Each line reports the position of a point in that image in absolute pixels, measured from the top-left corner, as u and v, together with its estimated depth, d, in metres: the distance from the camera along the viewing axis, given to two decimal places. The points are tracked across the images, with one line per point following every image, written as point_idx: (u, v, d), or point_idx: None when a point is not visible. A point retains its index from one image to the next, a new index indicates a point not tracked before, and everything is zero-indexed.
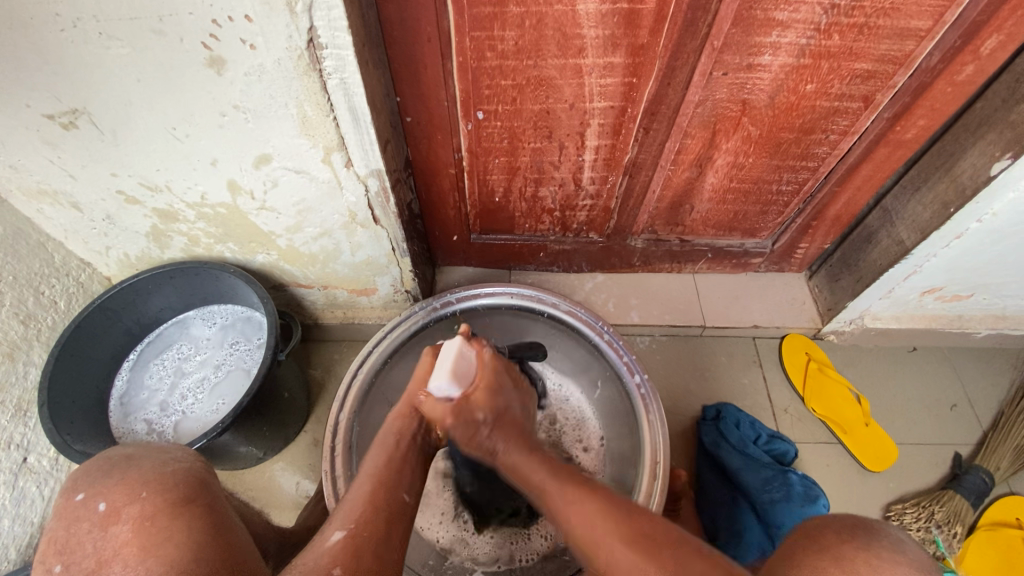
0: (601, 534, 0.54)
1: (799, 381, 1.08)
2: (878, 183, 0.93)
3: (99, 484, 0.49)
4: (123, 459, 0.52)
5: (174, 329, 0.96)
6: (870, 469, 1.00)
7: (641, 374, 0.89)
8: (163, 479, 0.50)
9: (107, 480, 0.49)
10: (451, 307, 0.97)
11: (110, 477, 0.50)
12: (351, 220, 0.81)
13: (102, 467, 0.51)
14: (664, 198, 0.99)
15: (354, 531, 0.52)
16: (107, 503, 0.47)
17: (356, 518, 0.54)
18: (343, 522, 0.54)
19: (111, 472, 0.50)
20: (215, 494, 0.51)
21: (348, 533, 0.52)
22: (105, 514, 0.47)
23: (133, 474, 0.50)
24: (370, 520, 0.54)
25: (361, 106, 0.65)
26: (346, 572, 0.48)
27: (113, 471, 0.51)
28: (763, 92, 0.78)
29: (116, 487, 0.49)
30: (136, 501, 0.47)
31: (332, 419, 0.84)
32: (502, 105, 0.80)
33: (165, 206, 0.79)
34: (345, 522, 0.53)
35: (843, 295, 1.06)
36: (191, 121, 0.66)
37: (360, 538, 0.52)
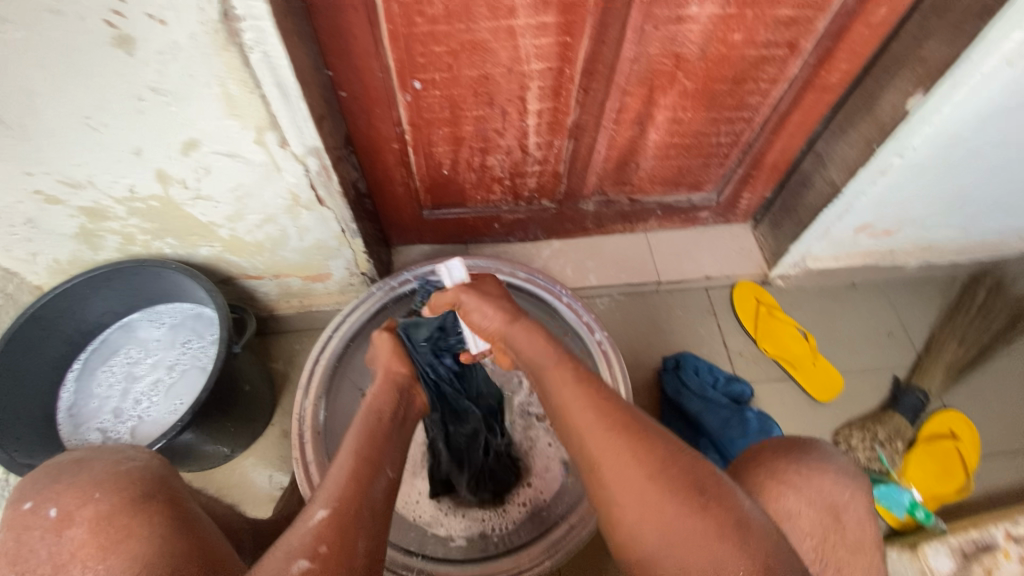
0: (616, 468, 0.52)
1: (750, 325, 1.13)
2: (809, 129, 0.97)
3: (45, 490, 0.52)
4: (71, 464, 0.54)
5: (120, 334, 0.92)
6: (819, 399, 1.07)
7: (601, 331, 0.93)
8: (117, 479, 0.52)
9: (58, 485, 0.52)
10: (409, 285, 0.96)
11: (61, 481, 0.52)
12: (294, 202, 0.79)
13: (51, 474, 0.54)
14: (610, 158, 1.00)
15: (337, 508, 0.50)
16: (56, 509, 0.50)
17: (340, 495, 0.52)
18: (324, 498, 0.51)
19: (57, 477, 0.53)
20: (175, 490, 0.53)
21: (332, 511, 0.50)
22: (57, 518, 0.50)
23: (85, 476, 0.53)
24: (352, 495, 0.52)
25: (289, 80, 0.63)
26: (332, 548, 0.47)
27: (60, 475, 0.53)
28: (694, 44, 0.79)
29: (66, 491, 0.51)
30: (88, 502, 0.50)
31: (298, 408, 0.83)
32: (439, 72, 0.78)
33: (91, 203, 0.74)
34: (324, 497, 0.51)
35: (785, 240, 1.11)
36: (107, 108, 0.62)
37: (343, 515, 0.50)
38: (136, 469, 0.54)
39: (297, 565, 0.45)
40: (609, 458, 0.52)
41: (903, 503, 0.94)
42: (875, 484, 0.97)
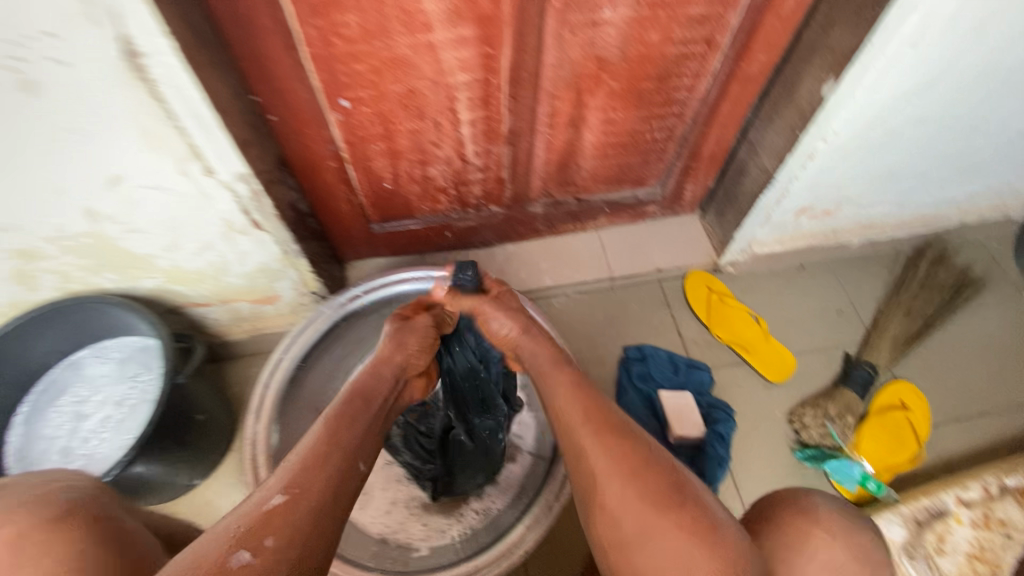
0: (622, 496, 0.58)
1: (704, 313, 1.15)
2: (739, 119, 1.00)
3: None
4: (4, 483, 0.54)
5: (68, 372, 0.89)
6: (773, 381, 1.09)
7: (552, 332, 0.95)
8: (44, 498, 0.52)
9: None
10: (359, 301, 0.98)
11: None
12: (229, 229, 0.79)
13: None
14: (550, 160, 1.02)
15: (294, 495, 0.50)
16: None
17: (293, 482, 0.52)
18: (278, 486, 0.52)
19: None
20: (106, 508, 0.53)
21: (287, 497, 0.50)
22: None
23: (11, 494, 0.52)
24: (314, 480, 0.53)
25: (205, 112, 0.63)
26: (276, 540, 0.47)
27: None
28: (613, 46, 0.81)
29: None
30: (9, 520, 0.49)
31: (248, 434, 0.82)
32: (365, 90, 0.79)
33: (22, 245, 0.74)
34: (279, 485, 0.52)
35: (729, 228, 1.15)
36: (23, 150, 0.62)
37: (293, 508, 0.49)
38: (65, 490, 0.53)
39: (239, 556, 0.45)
40: (603, 462, 0.60)
41: (854, 477, 0.97)
42: (828, 459, 0.99)
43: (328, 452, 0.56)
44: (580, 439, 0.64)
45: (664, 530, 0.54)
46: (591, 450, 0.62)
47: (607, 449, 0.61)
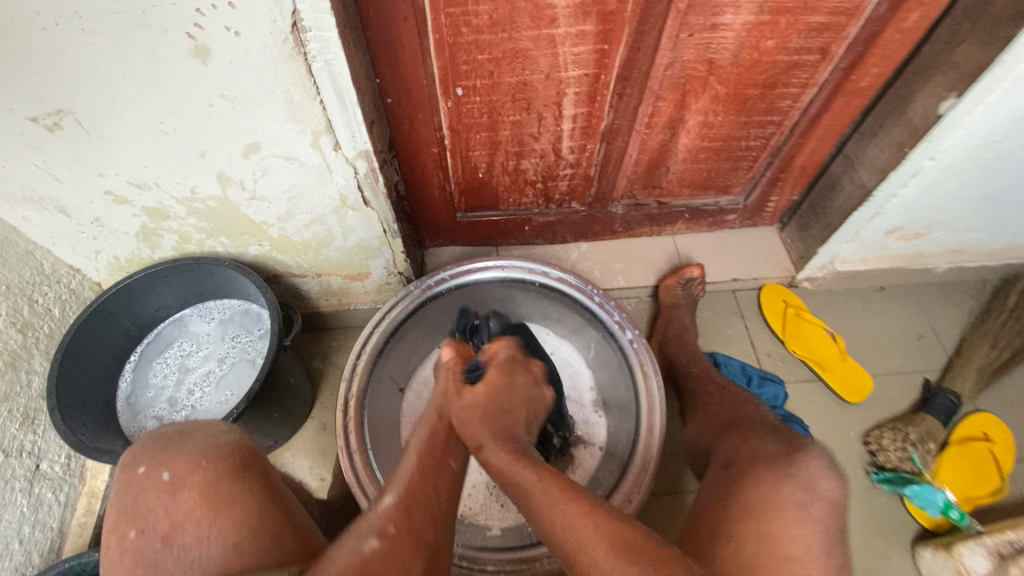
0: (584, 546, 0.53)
1: (778, 327, 1.14)
2: (838, 132, 0.99)
3: (157, 457, 0.53)
4: (176, 434, 0.56)
5: (173, 327, 0.96)
6: (849, 401, 1.07)
7: (633, 330, 0.95)
8: (218, 450, 0.54)
9: (169, 451, 0.54)
10: (444, 284, 1.00)
11: (169, 447, 0.54)
12: (342, 203, 0.83)
13: (157, 442, 0.55)
14: (641, 161, 1.03)
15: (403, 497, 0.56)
16: (169, 473, 0.52)
17: (405, 489, 0.57)
18: (393, 489, 0.57)
19: (165, 445, 0.55)
20: (267, 464, 0.57)
21: (398, 499, 0.55)
22: (169, 482, 0.52)
23: (188, 445, 0.54)
24: (420, 492, 0.57)
25: (347, 88, 0.67)
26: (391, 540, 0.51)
27: (167, 443, 0.55)
28: (727, 50, 0.82)
29: (177, 456, 0.53)
30: (196, 470, 0.52)
31: (341, 400, 0.87)
32: (480, 79, 0.82)
33: (154, 203, 0.79)
34: (394, 492, 0.56)
35: (813, 243, 1.13)
36: (179, 113, 0.66)
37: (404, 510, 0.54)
38: (233, 440, 0.56)
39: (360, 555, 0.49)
40: (585, 537, 0.53)
41: (938, 503, 0.92)
42: (908, 483, 0.95)
43: (431, 469, 0.60)
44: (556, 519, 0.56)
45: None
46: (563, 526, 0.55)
47: (587, 522, 0.54)
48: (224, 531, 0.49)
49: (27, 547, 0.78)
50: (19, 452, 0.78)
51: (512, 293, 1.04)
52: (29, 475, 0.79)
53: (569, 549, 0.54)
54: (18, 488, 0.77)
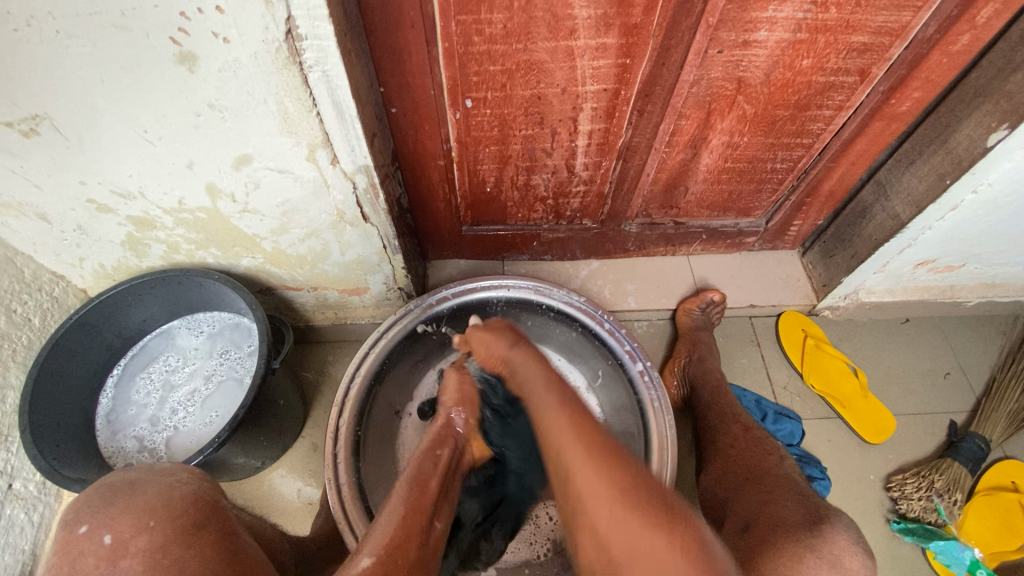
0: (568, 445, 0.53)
1: (797, 358, 1.09)
2: (872, 157, 0.92)
3: (101, 515, 0.49)
4: (127, 485, 0.52)
5: (159, 340, 0.93)
6: (869, 441, 1.02)
7: (644, 361, 0.90)
8: (170, 506, 0.50)
9: (111, 509, 0.49)
10: (446, 304, 0.95)
11: (113, 506, 0.50)
12: (339, 219, 0.78)
13: (103, 497, 0.51)
14: (659, 180, 0.97)
15: (381, 560, 0.52)
16: (112, 536, 0.48)
17: (386, 544, 0.53)
18: (372, 548, 0.53)
19: (110, 501, 0.50)
20: (225, 519, 0.52)
21: (377, 559, 0.51)
22: (111, 546, 0.47)
23: (139, 500, 0.50)
24: (403, 549, 0.53)
25: (346, 100, 0.61)
26: None
27: (113, 499, 0.50)
28: (758, 69, 0.76)
29: (119, 516, 0.49)
30: (142, 531, 0.48)
31: (331, 427, 0.82)
32: (491, 91, 0.76)
33: (140, 213, 0.75)
34: (372, 549, 0.53)
35: (837, 271, 1.07)
36: (164, 123, 0.61)
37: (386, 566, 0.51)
38: (189, 495, 0.52)
39: None
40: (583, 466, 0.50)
41: (965, 561, 0.89)
42: (932, 538, 0.91)
43: (417, 517, 0.57)
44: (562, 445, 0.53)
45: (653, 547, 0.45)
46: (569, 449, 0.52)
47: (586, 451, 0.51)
48: None
49: None
50: None
51: (518, 314, 0.99)
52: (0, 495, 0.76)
53: (565, 460, 0.52)
54: None
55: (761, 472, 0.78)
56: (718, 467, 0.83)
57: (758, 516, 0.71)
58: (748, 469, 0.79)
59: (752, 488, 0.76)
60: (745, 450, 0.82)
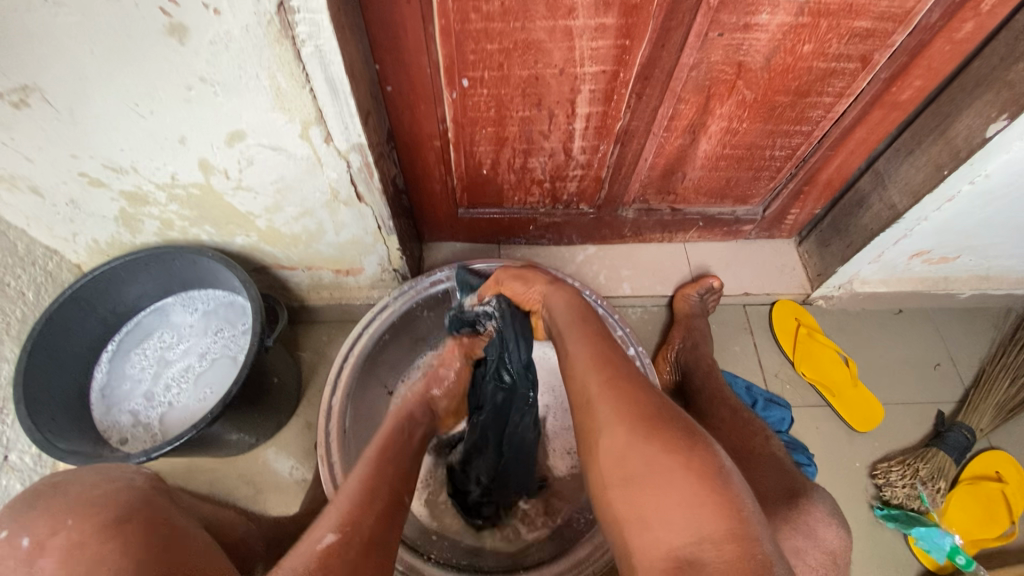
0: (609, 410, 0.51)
1: (788, 346, 1.10)
2: (871, 147, 0.92)
3: (18, 517, 0.44)
4: (48, 488, 0.47)
5: (153, 317, 0.94)
6: (857, 429, 1.03)
7: (636, 346, 0.90)
8: (95, 504, 0.45)
9: (30, 510, 0.44)
10: (440, 285, 0.95)
11: (32, 507, 0.45)
12: (333, 198, 0.78)
13: (25, 497, 0.46)
14: (656, 165, 0.96)
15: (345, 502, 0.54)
16: (28, 539, 0.43)
17: (348, 518, 0.51)
18: (335, 522, 0.50)
19: (32, 501, 0.45)
20: (157, 512, 0.48)
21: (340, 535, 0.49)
22: (28, 551, 0.42)
23: (58, 503, 0.45)
24: (362, 496, 0.54)
25: (340, 76, 0.61)
26: None
27: (34, 500, 0.45)
28: (760, 53, 0.75)
29: (38, 518, 0.44)
30: (61, 532, 0.43)
31: (324, 405, 0.83)
32: (488, 71, 0.75)
33: (132, 188, 0.74)
34: (335, 504, 0.54)
35: (832, 260, 1.07)
36: (155, 96, 0.61)
37: (349, 538, 0.49)
38: (123, 494, 0.47)
39: None
40: (617, 417, 0.49)
41: (944, 548, 0.90)
42: (913, 524, 0.93)
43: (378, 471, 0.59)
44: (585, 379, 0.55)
45: (671, 474, 0.44)
46: (597, 394, 0.52)
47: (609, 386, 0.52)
48: None
49: None
50: None
51: None
52: None
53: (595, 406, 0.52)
54: None
55: (747, 453, 0.79)
56: None
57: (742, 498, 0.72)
58: (734, 449, 0.80)
59: (736, 467, 0.77)
60: (729, 434, 0.83)
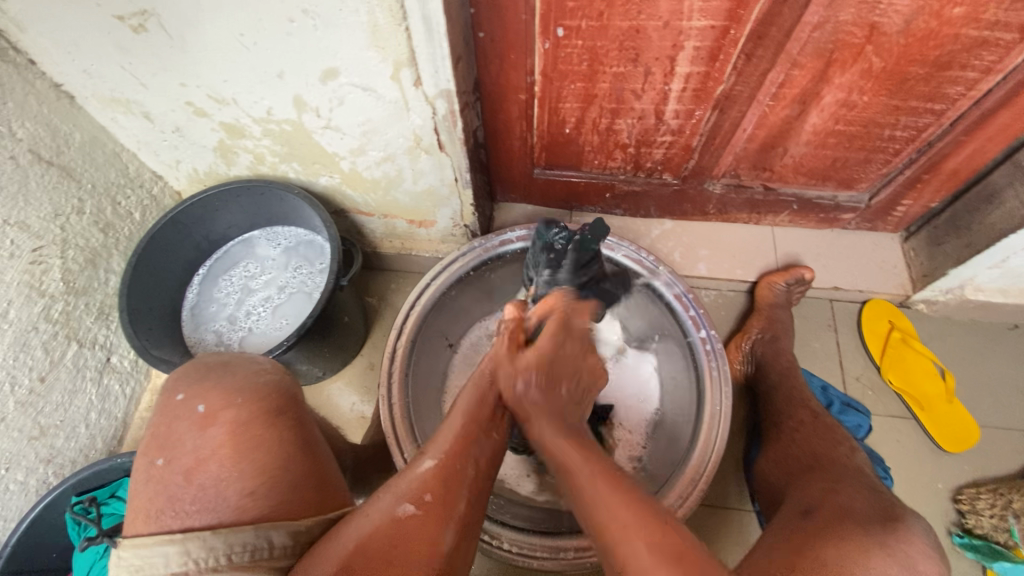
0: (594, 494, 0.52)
1: (877, 351, 1.01)
2: (1015, 134, 0.80)
3: (196, 386, 0.55)
4: (219, 365, 0.58)
5: (241, 248, 1.00)
6: (945, 449, 0.94)
7: (708, 329, 0.86)
8: (254, 388, 0.55)
9: (206, 383, 0.55)
10: (510, 246, 0.94)
11: (207, 379, 0.56)
12: (416, 144, 0.78)
13: (199, 371, 0.57)
14: (755, 137, 0.89)
15: (442, 462, 0.56)
16: (204, 406, 0.53)
17: (446, 451, 0.57)
18: (435, 451, 0.57)
19: (206, 375, 0.56)
20: (299, 407, 0.57)
21: (437, 463, 0.55)
22: (203, 415, 0.52)
23: (228, 379, 0.56)
24: (458, 458, 0.57)
25: (436, 15, 0.59)
26: (435, 498, 0.52)
27: (208, 374, 0.56)
28: (898, 14, 0.66)
29: (212, 390, 0.54)
30: (231, 406, 0.53)
31: (389, 348, 0.85)
32: (587, 20, 0.71)
33: (231, 120, 0.77)
34: (436, 452, 0.57)
35: (943, 262, 0.96)
36: (258, 27, 0.62)
37: (447, 470, 0.55)
38: (271, 383, 0.57)
39: (404, 507, 0.51)
40: (600, 503, 0.51)
41: None
42: (997, 559, 0.85)
43: (472, 438, 0.60)
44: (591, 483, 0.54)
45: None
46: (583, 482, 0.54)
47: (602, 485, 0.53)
48: (245, 478, 0.49)
49: (94, 431, 0.86)
50: (93, 344, 0.85)
51: None
52: (99, 366, 0.86)
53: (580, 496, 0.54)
54: (88, 378, 0.84)
55: (828, 462, 0.74)
56: (776, 455, 0.81)
57: (816, 505, 0.67)
58: (813, 457, 0.76)
59: (815, 476, 0.73)
60: (807, 440, 0.79)
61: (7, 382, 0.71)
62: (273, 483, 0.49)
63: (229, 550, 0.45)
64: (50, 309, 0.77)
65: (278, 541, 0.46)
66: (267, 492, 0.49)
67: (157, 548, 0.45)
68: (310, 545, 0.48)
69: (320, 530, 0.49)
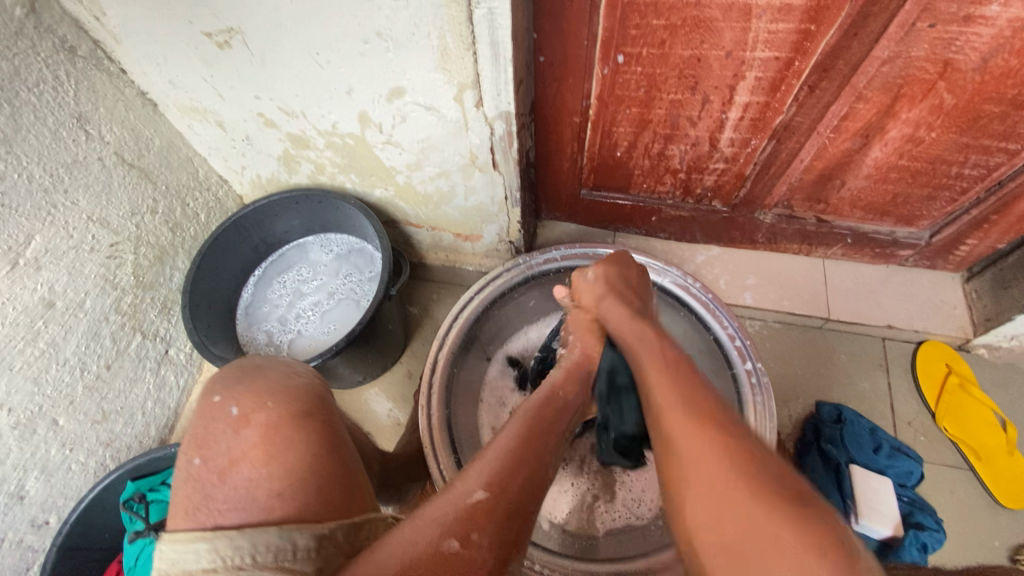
0: (690, 447, 0.48)
1: (932, 395, 0.96)
2: None
3: (233, 389, 0.56)
4: (253, 368, 0.60)
5: (295, 252, 1.04)
6: (1003, 504, 0.89)
7: (754, 361, 0.84)
8: (285, 392, 0.57)
9: (240, 385, 0.57)
10: (553, 264, 0.94)
11: (241, 382, 0.58)
12: (471, 162, 0.80)
13: (234, 373, 0.59)
14: (812, 169, 0.87)
15: (492, 495, 0.50)
16: (237, 409, 0.55)
17: (497, 479, 0.51)
18: (481, 480, 0.51)
19: (241, 378, 0.58)
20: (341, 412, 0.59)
21: (487, 495, 0.50)
22: (236, 417, 0.54)
23: (260, 383, 0.58)
24: (508, 494, 0.51)
25: (504, 41, 0.60)
26: (483, 535, 0.47)
27: (242, 377, 0.59)
28: (976, 52, 0.64)
29: (245, 393, 0.56)
30: (262, 409, 0.55)
31: (431, 357, 0.87)
32: (648, 48, 0.72)
33: (298, 131, 0.81)
34: (485, 480, 0.51)
35: (1009, 307, 0.91)
36: (335, 47, 0.65)
37: (497, 504, 0.49)
38: (303, 387, 0.59)
39: (449, 545, 0.46)
40: (695, 445, 0.47)
41: None
42: None
43: (520, 468, 0.53)
44: (674, 416, 0.51)
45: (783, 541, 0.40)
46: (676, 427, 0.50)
47: (706, 434, 0.48)
48: (274, 478, 0.50)
49: (149, 419, 0.90)
50: (154, 336, 0.89)
51: None
52: (158, 357, 0.90)
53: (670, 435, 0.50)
54: (147, 367, 0.88)
55: None
56: None
57: None
58: None
59: None
60: None
61: (78, 367, 0.76)
62: (302, 485, 0.50)
63: (255, 549, 0.46)
64: (120, 300, 0.82)
65: (301, 543, 0.46)
66: (294, 494, 0.49)
67: (192, 544, 0.46)
68: (338, 550, 0.47)
69: (344, 537, 0.48)
